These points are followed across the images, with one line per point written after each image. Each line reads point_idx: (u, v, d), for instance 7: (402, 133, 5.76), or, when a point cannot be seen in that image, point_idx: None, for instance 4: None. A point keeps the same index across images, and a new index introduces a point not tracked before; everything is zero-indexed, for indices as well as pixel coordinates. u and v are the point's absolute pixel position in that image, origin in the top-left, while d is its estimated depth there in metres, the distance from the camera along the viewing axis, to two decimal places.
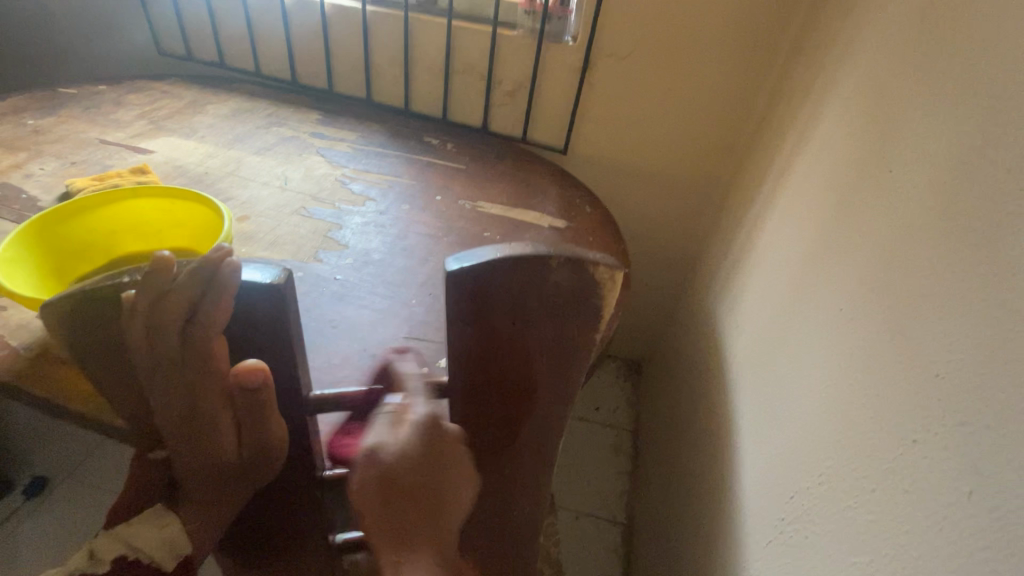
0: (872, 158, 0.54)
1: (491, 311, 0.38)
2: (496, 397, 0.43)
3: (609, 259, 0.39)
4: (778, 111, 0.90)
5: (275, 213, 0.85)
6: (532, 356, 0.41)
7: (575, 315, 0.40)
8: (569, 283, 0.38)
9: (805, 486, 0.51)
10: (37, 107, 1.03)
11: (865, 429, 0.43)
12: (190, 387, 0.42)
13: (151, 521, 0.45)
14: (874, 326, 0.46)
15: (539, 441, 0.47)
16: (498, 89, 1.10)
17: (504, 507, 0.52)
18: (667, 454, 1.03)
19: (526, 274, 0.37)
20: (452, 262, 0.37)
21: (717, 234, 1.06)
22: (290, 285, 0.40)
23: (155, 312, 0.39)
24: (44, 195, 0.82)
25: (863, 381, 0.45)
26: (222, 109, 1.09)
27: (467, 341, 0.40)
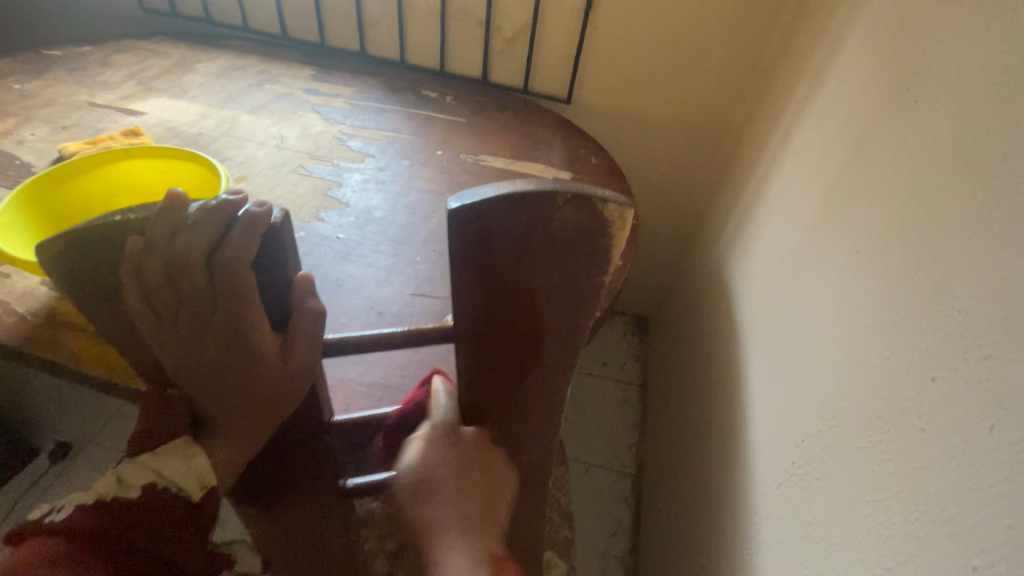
0: (895, 90, 0.51)
1: (493, 253, 0.37)
2: (502, 342, 0.42)
3: (618, 196, 0.36)
4: (793, 48, 0.85)
5: (273, 172, 0.83)
6: (537, 298, 0.40)
7: (584, 257, 0.38)
8: (577, 224, 0.36)
9: (818, 428, 0.50)
10: (22, 71, 0.99)
11: (881, 369, 0.43)
12: (227, 325, 0.37)
13: (176, 450, 0.43)
14: (894, 266, 0.44)
15: (546, 390, 0.47)
16: (498, 35, 1.05)
17: (511, 454, 0.52)
18: (675, 405, 1.04)
19: (529, 211, 0.35)
20: (452, 201, 0.35)
21: (727, 184, 1.03)
22: (290, 227, 0.36)
23: (174, 251, 0.34)
24: (38, 161, 0.81)
25: (880, 322, 0.44)
26: (212, 67, 1.05)
27: (472, 284, 0.39)
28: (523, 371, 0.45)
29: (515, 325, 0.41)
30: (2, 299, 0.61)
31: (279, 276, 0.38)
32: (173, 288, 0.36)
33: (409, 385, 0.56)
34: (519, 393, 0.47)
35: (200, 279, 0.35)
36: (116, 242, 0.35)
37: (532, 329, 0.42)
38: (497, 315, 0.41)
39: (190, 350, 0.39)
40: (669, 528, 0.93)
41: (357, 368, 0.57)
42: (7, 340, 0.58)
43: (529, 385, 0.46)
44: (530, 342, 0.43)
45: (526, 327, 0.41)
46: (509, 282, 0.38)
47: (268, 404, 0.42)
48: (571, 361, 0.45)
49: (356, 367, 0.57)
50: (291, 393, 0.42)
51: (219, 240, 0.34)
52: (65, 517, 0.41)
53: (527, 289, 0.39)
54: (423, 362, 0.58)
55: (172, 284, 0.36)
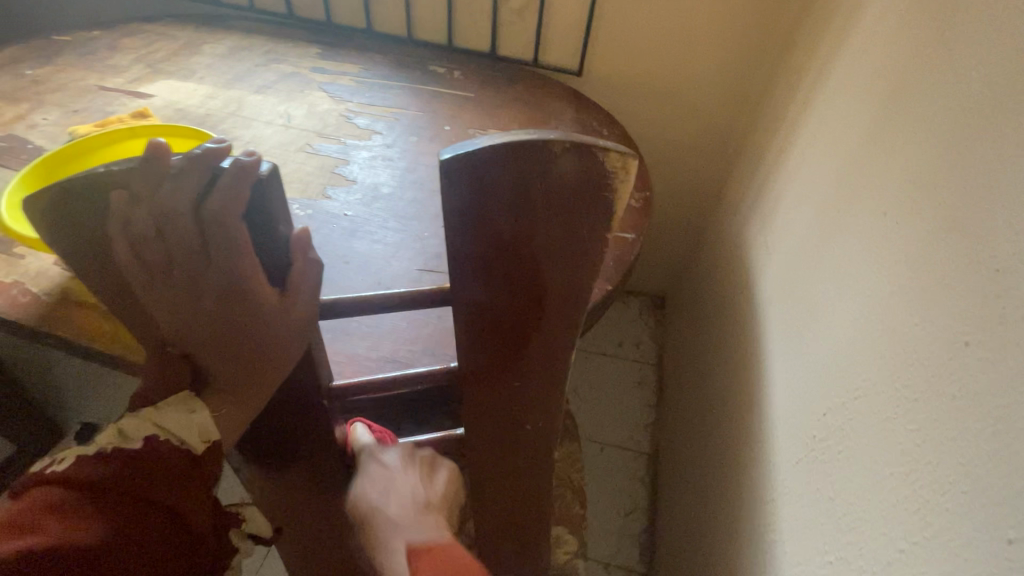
0: (926, 39, 0.48)
1: (487, 207, 0.35)
2: (503, 303, 0.41)
3: (621, 146, 0.34)
4: (816, 7, 0.81)
5: (280, 151, 0.82)
6: (537, 257, 0.38)
7: (585, 212, 0.36)
8: (577, 176, 0.34)
9: (840, 401, 0.48)
10: (33, 57, 1.00)
11: (909, 336, 0.40)
12: (221, 280, 0.37)
13: (179, 404, 0.42)
14: (924, 224, 0.42)
15: (547, 355, 0.46)
16: (506, 7, 1.02)
17: (516, 423, 0.52)
18: (692, 383, 1.02)
19: (525, 161, 0.33)
20: (445, 151, 0.33)
21: (745, 155, 0.99)
22: (280, 180, 0.35)
23: (161, 203, 0.34)
24: (50, 145, 0.81)
25: (908, 287, 0.42)
26: (219, 48, 1.05)
27: (469, 242, 0.37)
28: (525, 334, 0.43)
29: (513, 285, 0.40)
30: (17, 279, 0.62)
31: (272, 232, 0.37)
32: (165, 241, 0.36)
33: (416, 360, 0.55)
34: (519, 358, 0.45)
35: (189, 230, 0.35)
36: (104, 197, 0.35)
37: (531, 290, 0.40)
38: (494, 274, 0.39)
39: (184, 304, 0.39)
40: (685, 508, 0.92)
41: (365, 344, 0.56)
42: (22, 319, 0.58)
43: (531, 349, 0.45)
44: (530, 303, 0.41)
45: (525, 288, 0.40)
46: (504, 240, 0.37)
47: (268, 361, 0.42)
48: (575, 326, 0.43)
49: (364, 343, 0.56)
50: (291, 352, 0.43)
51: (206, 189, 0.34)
52: (62, 468, 0.38)
53: (525, 248, 0.37)
54: (432, 336, 0.57)
55: (161, 238, 0.36)
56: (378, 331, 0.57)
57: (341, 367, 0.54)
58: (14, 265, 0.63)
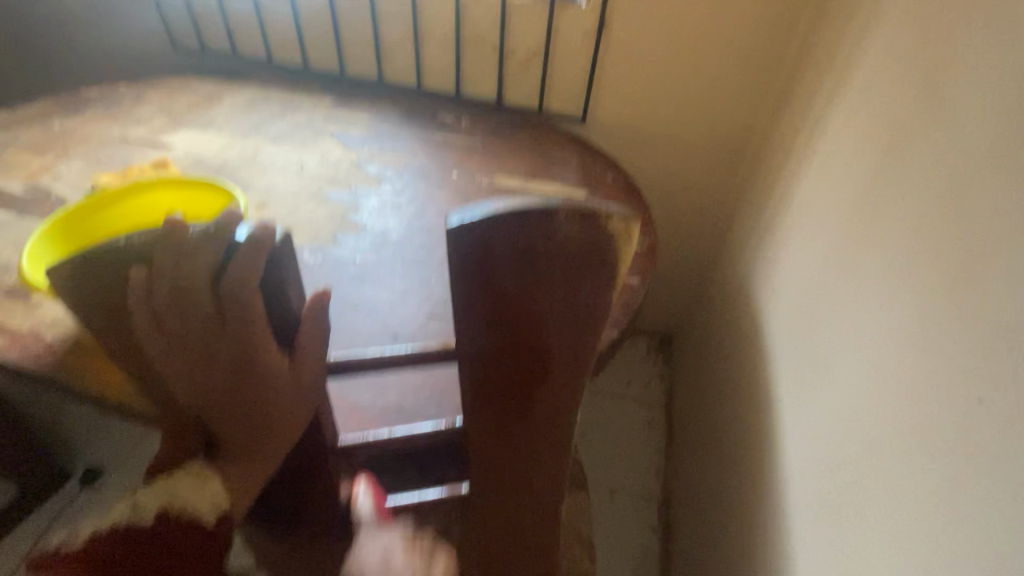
0: (921, 95, 0.49)
1: (492, 270, 0.36)
2: (509, 364, 0.41)
3: (624, 210, 0.35)
4: (812, 58, 0.84)
5: (293, 198, 0.85)
6: (540, 316, 0.38)
7: (587, 274, 0.36)
8: (581, 241, 0.35)
9: (854, 454, 0.47)
10: (61, 110, 1.05)
11: (920, 389, 0.40)
12: (235, 345, 0.38)
13: (189, 476, 0.42)
14: (930, 277, 0.42)
15: (551, 413, 0.45)
16: (512, 59, 1.06)
17: (521, 481, 0.51)
18: (702, 427, 1.00)
19: (529, 226, 0.34)
20: (452, 217, 0.35)
21: (749, 197, 1.01)
22: (291, 248, 0.37)
23: (179, 276, 0.36)
24: (73, 195, 0.84)
25: (917, 339, 0.42)
26: (237, 100, 1.10)
27: (474, 300, 0.38)
28: (530, 391, 0.43)
29: (518, 343, 0.40)
30: (33, 327, 0.63)
31: (285, 293, 0.39)
32: (183, 311, 0.37)
33: (422, 411, 0.54)
34: (524, 415, 0.45)
35: (209, 301, 0.36)
36: (124, 269, 0.37)
37: (535, 348, 0.40)
38: (499, 332, 0.39)
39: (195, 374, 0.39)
40: (699, 559, 0.89)
41: (371, 394, 0.56)
42: (36, 367, 0.59)
43: (536, 406, 0.44)
44: (535, 361, 0.41)
45: (529, 346, 0.40)
46: (506, 301, 0.37)
47: (276, 424, 0.42)
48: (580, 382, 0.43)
49: (370, 392, 0.56)
50: (299, 410, 0.43)
51: (224, 260, 0.36)
52: (80, 547, 0.39)
53: (529, 308, 0.38)
54: (437, 385, 0.57)
55: (176, 310, 0.37)
56: (384, 379, 0.57)
57: (348, 416, 0.54)
58: (32, 313, 0.65)
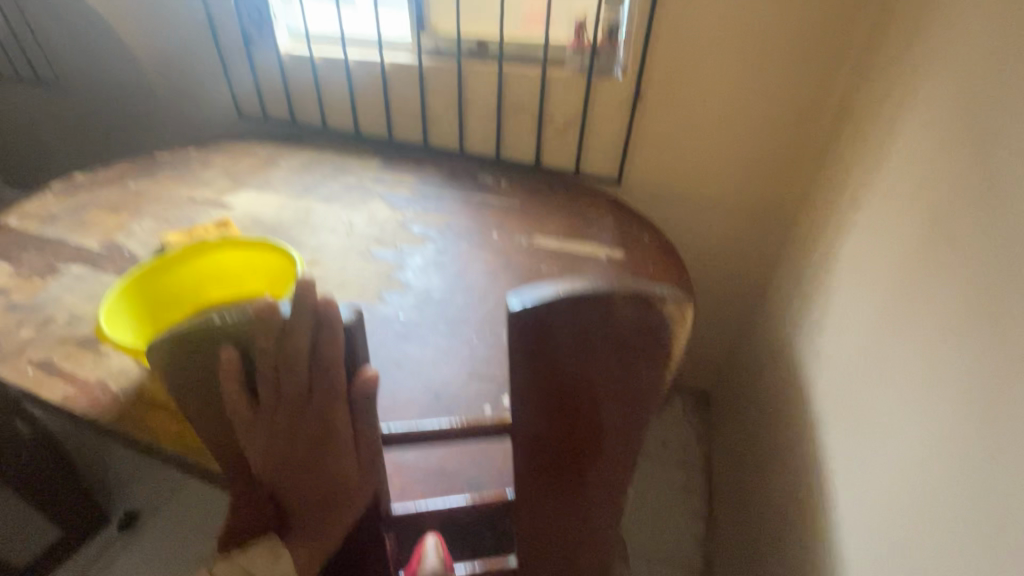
0: (966, 170, 0.49)
1: (557, 343, 0.42)
2: (566, 421, 0.47)
3: (675, 294, 0.42)
4: (849, 125, 0.85)
5: (342, 257, 0.89)
6: (596, 380, 0.44)
7: (641, 346, 0.43)
8: (635, 319, 0.41)
9: (919, 535, 0.46)
10: (137, 172, 1.15)
11: (987, 469, 0.39)
12: (319, 416, 0.43)
13: (266, 550, 0.49)
14: (985, 351, 0.42)
15: (609, 459, 0.51)
16: (550, 126, 1.11)
17: (569, 515, 0.56)
18: (747, 495, 0.96)
19: (594, 307, 0.40)
20: (513, 302, 0.40)
21: (788, 258, 1.01)
22: (360, 322, 0.42)
23: (279, 351, 0.40)
24: (143, 251, 0.91)
25: (978, 415, 0.41)
26: (294, 163, 1.18)
27: (538, 370, 0.43)
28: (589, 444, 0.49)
29: (576, 405, 0.46)
30: (100, 378, 0.67)
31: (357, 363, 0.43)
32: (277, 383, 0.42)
33: (463, 473, 0.54)
34: (583, 461, 0.51)
35: (302, 373, 0.41)
36: (224, 342, 0.41)
37: (592, 407, 0.46)
38: (561, 396, 0.45)
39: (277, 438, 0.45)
40: None
41: (413, 452, 0.56)
42: (100, 417, 0.62)
43: (591, 455, 0.50)
44: (590, 419, 0.47)
45: (586, 406, 0.46)
46: (568, 368, 0.43)
47: (340, 489, 0.47)
48: (632, 433, 0.49)
49: (411, 452, 0.56)
50: (364, 481, 0.47)
51: (313, 336, 0.40)
52: None
53: (587, 374, 0.44)
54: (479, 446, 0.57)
55: (272, 381, 0.42)
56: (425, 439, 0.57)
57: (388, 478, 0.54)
58: (100, 364, 0.69)
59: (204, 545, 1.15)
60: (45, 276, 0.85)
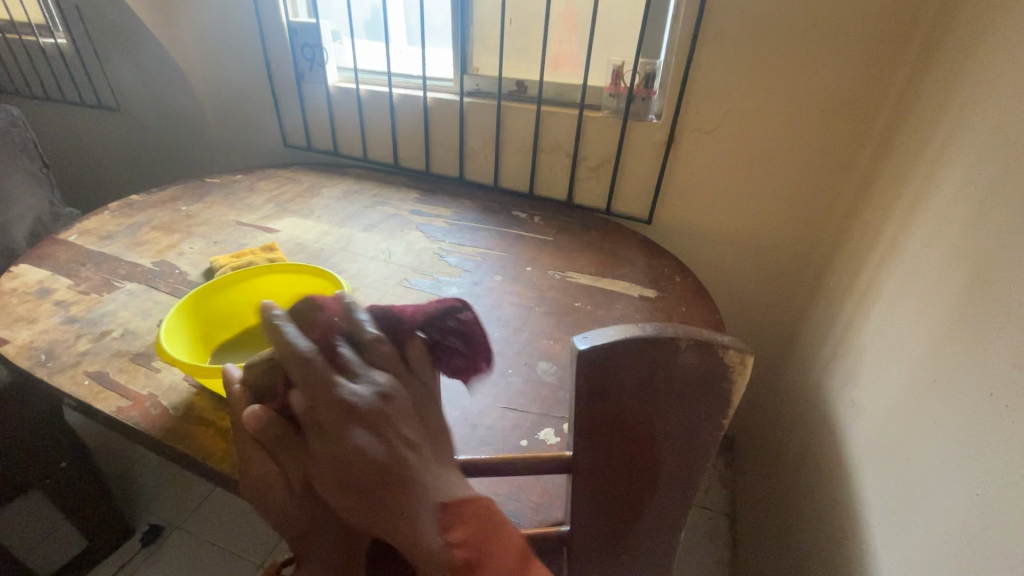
0: (1004, 226, 0.51)
1: (620, 383, 0.45)
2: (623, 455, 0.49)
3: (737, 344, 0.44)
4: (883, 176, 0.87)
5: (381, 284, 0.92)
6: (656, 418, 0.47)
7: (704, 390, 0.46)
8: (699, 363, 0.44)
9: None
10: (188, 195, 1.21)
11: (1015, 499, 0.40)
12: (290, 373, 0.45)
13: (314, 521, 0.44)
14: (1020, 391, 0.43)
15: (666, 499, 0.53)
16: (584, 165, 1.15)
17: (616, 553, 0.57)
18: (774, 545, 0.94)
19: (656, 352, 0.44)
20: (579, 341, 0.44)
21: (821, 302, 1.01)
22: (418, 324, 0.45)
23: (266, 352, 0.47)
24: (193, 271, 0.95)
25: (1008, 451, 0.42)
26: (335, 192, 1.23)
27: (601, 405, 0.46)
28: (645, 479, 0.51)
29: (634, 438, 0.48)
30: (151, 391, 0.70)
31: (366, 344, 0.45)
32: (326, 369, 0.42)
33: (500, 507, 0.53)
34: (638, 497, 0.53)
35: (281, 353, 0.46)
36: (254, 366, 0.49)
37: (649, 444, 0.49)
38: (621, 430, 0.48)
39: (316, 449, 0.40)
40: None
41: None
42: (151, 431, 0.65)
43: (645, 492, 0.52)
44: (645, 454, 0.49)
45: (643, 442, 0.49)
46: (627, 403, 0.46)
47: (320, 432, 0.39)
48: (688, 475, 0.51)
49: None
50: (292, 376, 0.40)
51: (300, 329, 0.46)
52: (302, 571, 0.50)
53: (645, 412, 0.47)
54: (516, 480, 0.56)
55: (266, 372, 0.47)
56: None
57: None
58: (151, 378, 0.72)
59: (224, 563, 1.16)
60: (101, 291, 0.90)
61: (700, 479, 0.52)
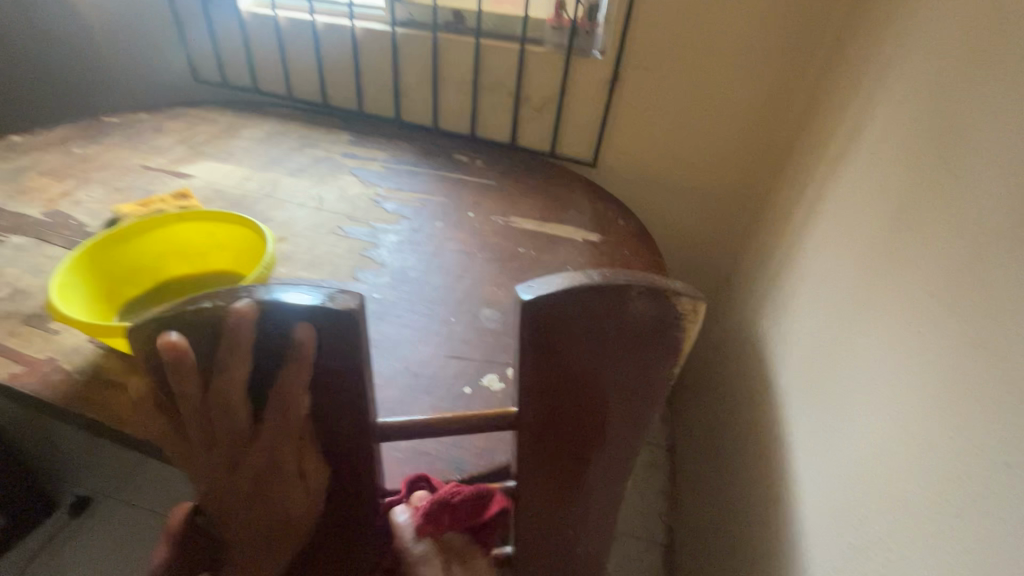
0: (931, 165, 0.52)
1: (570, 334, 0.44)
2: (574, 407, 0.49)
3: (689, 291, 0.45)
4: (819, 115, 0.88)
5: (312, 233, 0.86)
6: (607, 368, 0.47)
7: (657, 340, 0.46)
8: (653, 313, 0.44)
9: (876, 509, 0.49)
10: (83, 136, 1.06)
11: (936, 433, 0.43)
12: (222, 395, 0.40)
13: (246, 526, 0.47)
14: (946, 332, 0.44)
15: (619, 448, 0.53)
16: (527, 105, 1.10)
17: (567, 504, 0.57)
18: (710, 472, 1.01)
19: (609, 301, 0.43)
20: (524, 292, 0.42)
21: (756, 243, 1.04)
22: (359, 317, 0.39)
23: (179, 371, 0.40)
24: (92, 222, 0.85)
25: (931, 390, 0.44)
26: (257, 133, 1.12)
27: (550, 359, 0.45)
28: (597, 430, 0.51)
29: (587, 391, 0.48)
30: (51, 355, 0.63)
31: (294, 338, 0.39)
32: (282, 418, 0.41)
33: (445, 453, 0.56)
34: (592, 448, 0.52)
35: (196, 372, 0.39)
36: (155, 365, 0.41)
37: (601, 396, 0.48)
38: (575, 385, 0.47)
39: (305, 517, 0.47)
40: None
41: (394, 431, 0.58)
42: (53, 398, 0.59)
43: (598, 443, 0.52)
44: (597, 405, 0.49)
45: (595, 394, 0.48)
46: (578, 356, 0.46)
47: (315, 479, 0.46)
48: (639, 422, 0.52)
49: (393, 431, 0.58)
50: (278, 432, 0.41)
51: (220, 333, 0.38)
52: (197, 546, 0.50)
53: (597, 364, 0.46)
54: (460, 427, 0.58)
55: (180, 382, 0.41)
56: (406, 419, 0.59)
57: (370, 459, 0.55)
58: (49, 341, 0.65)
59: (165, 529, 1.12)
60: None
61: (649, 425, 0.52)
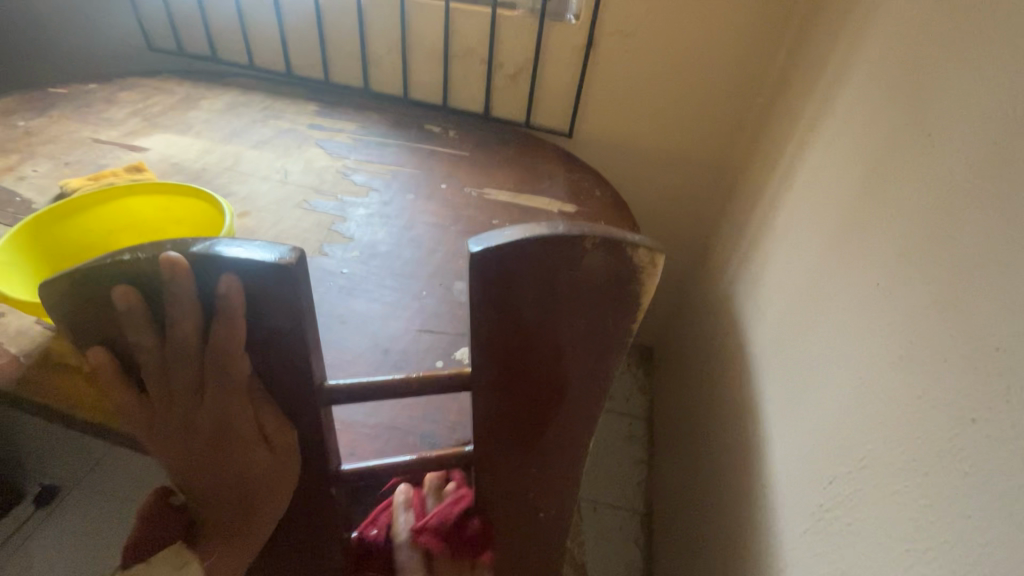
0: (904, 124, 0.51)
1: (523, 287, 0.43)
2: (531, 365, 0.48)
3: (648, 243, 0.43)
4: (795, 80, 0.86)
5: (277, 207, 0.82)
6: (563, 324, 0.45)
7: (613, 294, 0.44)
8: (607, 264, 0.43)
9: (845, 470, 0.49)
10: (28, 108, 1.00)
11: (904, 395, 0.43)
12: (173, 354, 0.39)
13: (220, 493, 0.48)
14: (915, 293, 0.44)
15: (579, 409, 0.52)
16: (500, 72, 1.06)
17: (529, 468, 0.56)
18: (687, 441, 1.02)
19: (562, 252, 0.41)
20: (474, 244, 0.41)
21: (732, 212, 1.04)
22: (302, 265, 0.38)
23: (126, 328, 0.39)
24: (39, 198, 0.80)
25: (900, 351, 0.44)
26: (216, 104, 1.06)
27: (504, 313, 0.44)
28: (555, 389, 0.50)
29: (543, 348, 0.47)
30: None
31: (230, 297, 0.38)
32: (229, 383, 0.41)
33: (418, 428, 0.55)
34: (551, 409, 0.51)
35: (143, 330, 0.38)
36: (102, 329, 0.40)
37: (557, 352, 0.47)
38: (529, 339, 0.46)
39: (272, 482, 0.48)
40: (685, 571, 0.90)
41: (363, 409, 0.56)
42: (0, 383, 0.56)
43: (557, 403, 0.51)
44: (554, 363, 0.48)
45: (552, 351, 0.47)
46: (532, 310, 0.44)
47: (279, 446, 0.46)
48: (599, 382, 0.50)
49: (362, 408, 0.57)
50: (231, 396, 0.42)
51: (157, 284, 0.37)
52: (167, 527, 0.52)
53: (552, 319, 0.45)
54: (433, 403, 0.57)
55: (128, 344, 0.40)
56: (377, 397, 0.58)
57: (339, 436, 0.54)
58: None
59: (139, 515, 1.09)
60: None
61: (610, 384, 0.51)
